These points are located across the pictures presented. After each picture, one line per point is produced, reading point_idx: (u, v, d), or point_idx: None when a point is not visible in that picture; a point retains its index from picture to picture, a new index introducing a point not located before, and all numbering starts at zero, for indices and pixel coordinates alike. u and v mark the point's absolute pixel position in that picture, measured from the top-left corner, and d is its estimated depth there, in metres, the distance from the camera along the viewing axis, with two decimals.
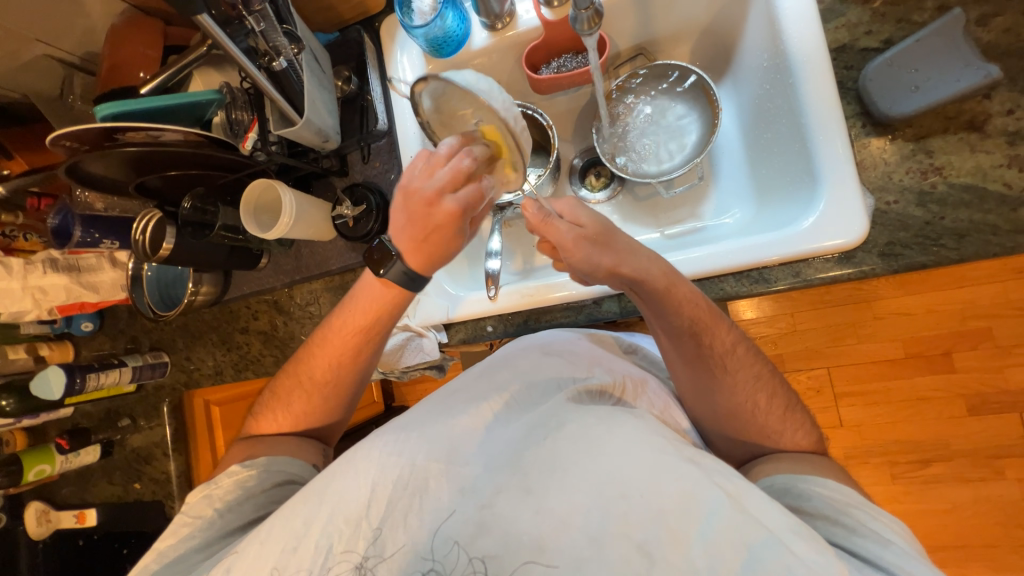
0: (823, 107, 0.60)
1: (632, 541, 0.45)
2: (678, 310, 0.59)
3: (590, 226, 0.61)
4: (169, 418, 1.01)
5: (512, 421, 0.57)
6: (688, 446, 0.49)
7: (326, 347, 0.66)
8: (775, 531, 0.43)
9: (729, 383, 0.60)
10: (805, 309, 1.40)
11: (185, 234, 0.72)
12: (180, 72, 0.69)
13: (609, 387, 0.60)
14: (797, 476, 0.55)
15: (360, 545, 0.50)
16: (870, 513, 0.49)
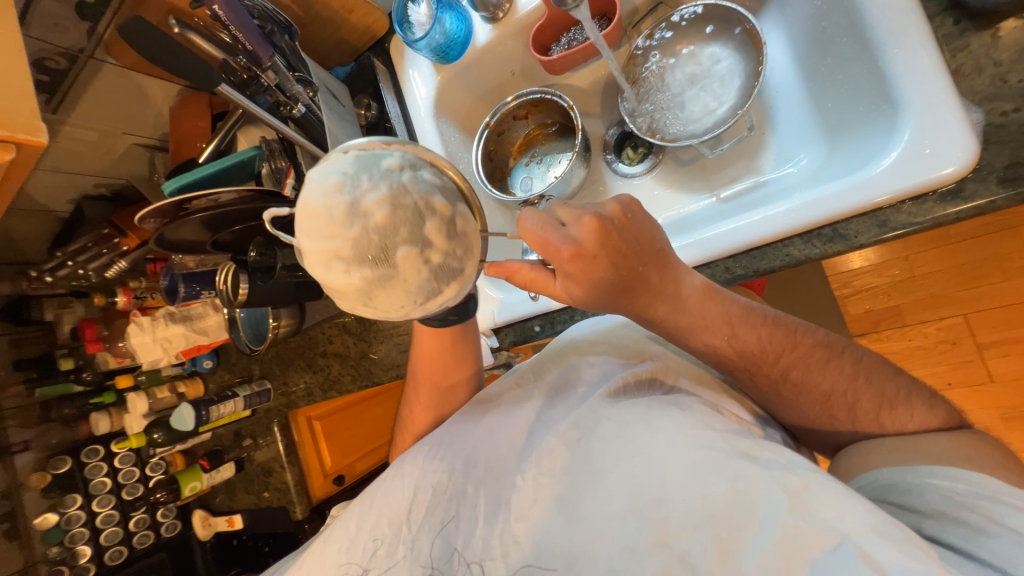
0: (891, 16, 0.48)
1: (675, 550, 0.44)
2: (733, 317, 0.52)
3: (581, 284, 0.48)
4: (281, 435, 1.16)
5: (556, 420, 0.55)
6: (746, 440, 0.46)
7: (421, 387, 0.69)
8: (849, 533, 0.38)
9: (818, 360, 0.52)
10: (921, 249, 1.17)
11: (256, 279, 0.80)
12: (228, 134, 0.77)
13: (654, 373, 0.55)
14: (911, 467, 0.47)
15: (399, 551, 0.53)
16: (1002, 499, 0.42)
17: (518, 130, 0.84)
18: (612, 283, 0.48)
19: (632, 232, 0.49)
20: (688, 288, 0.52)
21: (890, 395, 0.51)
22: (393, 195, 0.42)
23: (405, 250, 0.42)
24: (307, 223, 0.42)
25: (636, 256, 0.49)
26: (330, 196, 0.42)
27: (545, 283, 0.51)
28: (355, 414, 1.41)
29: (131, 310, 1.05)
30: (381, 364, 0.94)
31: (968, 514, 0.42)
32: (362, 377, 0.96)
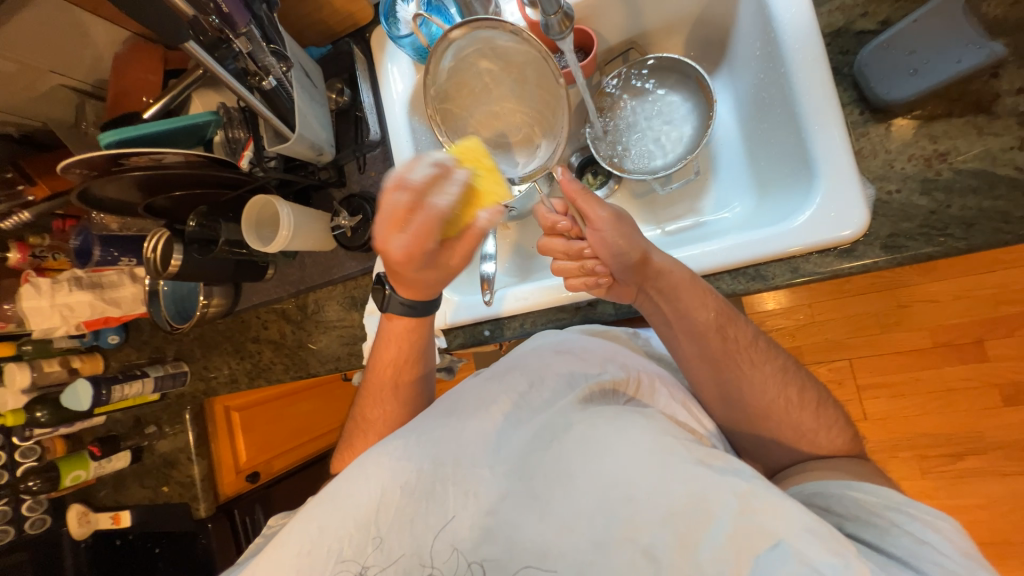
0: (815, 96, 0.58)
1: (640, 544, 0.46)
2: (698, 310, 0.59)
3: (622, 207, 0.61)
4: (192, 425, 1.06)
5: (523, 420, 0.56)
6: (702, 448, 0.48)
7: (377, 387, 0.71)
8: (784, 535, 0.41)
9: (750, 379, 0.60)
10: (823, 299, 1.31)
11: (192, 251, 0.75)
12: (180, 94, 0.71)
13: (616, 382, 0.59)
14: (831, 481, 0.53)
15: (368, 551, 0.52)
16: (907, 512, 0.47)
17: None
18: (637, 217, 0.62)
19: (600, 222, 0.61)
20: (681, 276, 0.59)
21: (789, 413, 0.59)
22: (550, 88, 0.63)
23: (526, 127, 0.66)
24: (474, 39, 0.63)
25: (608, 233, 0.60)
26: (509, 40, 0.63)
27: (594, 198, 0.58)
28: (278, 407, 1.33)
29: (24, 270, 0.92)
30: (319, 356, 0.89)
31: (875, 518, 0.47)
32: (296, 368, 0.91)
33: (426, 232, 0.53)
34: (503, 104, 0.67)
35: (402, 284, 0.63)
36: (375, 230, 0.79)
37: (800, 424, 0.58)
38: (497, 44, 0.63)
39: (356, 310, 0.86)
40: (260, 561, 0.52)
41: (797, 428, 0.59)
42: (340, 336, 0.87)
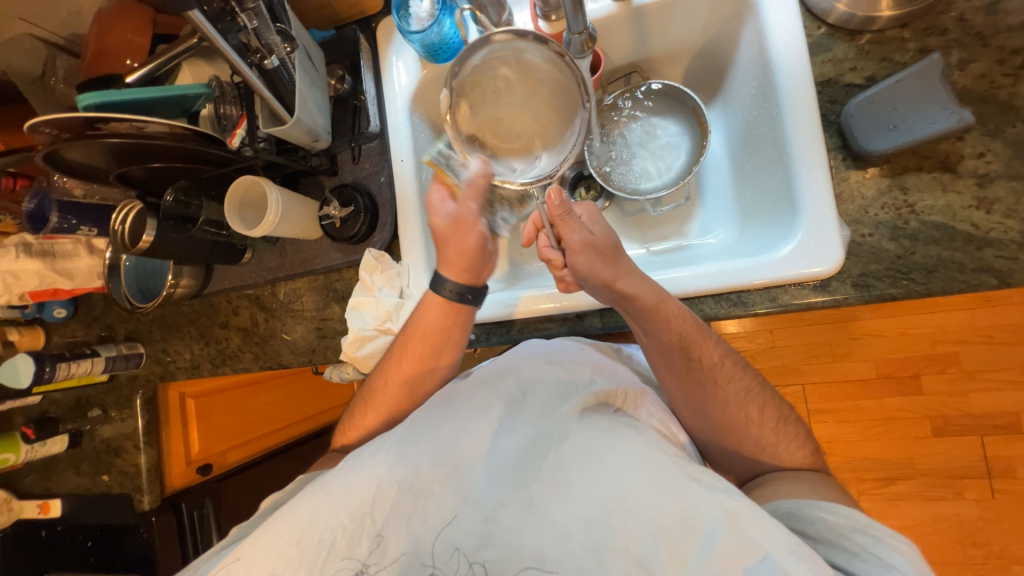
0: (804, 138, 0.61)
1: (632, 554, 0.47)
2: (667, 327, 0.61)
3: (602, 237, 0.65)
4: (142, 411, 0.99)
5: (516, 428, 0.57)
6: (692, 465, 0.50)
7: (404, 354, 0.72)
8: (771, 550, 0.43)
9: (720, 397, 0.62)
10: (782, 325, 1.37)
11: (167, 229, 0.70)
12: (170, 62, 0.67)
13: (608, 394, 0.60)
14: (802, 500, 0.54)
15: (363, 544, 0.53)
16: (871, 533, 0.49)
17: None
18: (612, 245, 0.65)
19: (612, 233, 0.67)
20: (648, 296, 0.61)
21: (745, 428, 0.62)
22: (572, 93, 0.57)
23: (527, 137, 0.58)
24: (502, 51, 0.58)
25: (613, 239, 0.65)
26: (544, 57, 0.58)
27: (570, 225, 0.64)
28: (237, 397, 1.26)
29: None
30: (292, 347, 0.86)
31: (843, 541, 0.49)
32: (266, 359, 0.87)
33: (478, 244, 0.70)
34: (508, 111, 0.58)
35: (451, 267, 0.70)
36: (365, 224, 0.77)
37: (757, 439, 0.62)
38: (526, 57, 0.58)
39: (337, 303, 0.83)
40: (255, 543, 0.53)
41: (751, 442, 0.62)
42: (316, 329, 0.84)
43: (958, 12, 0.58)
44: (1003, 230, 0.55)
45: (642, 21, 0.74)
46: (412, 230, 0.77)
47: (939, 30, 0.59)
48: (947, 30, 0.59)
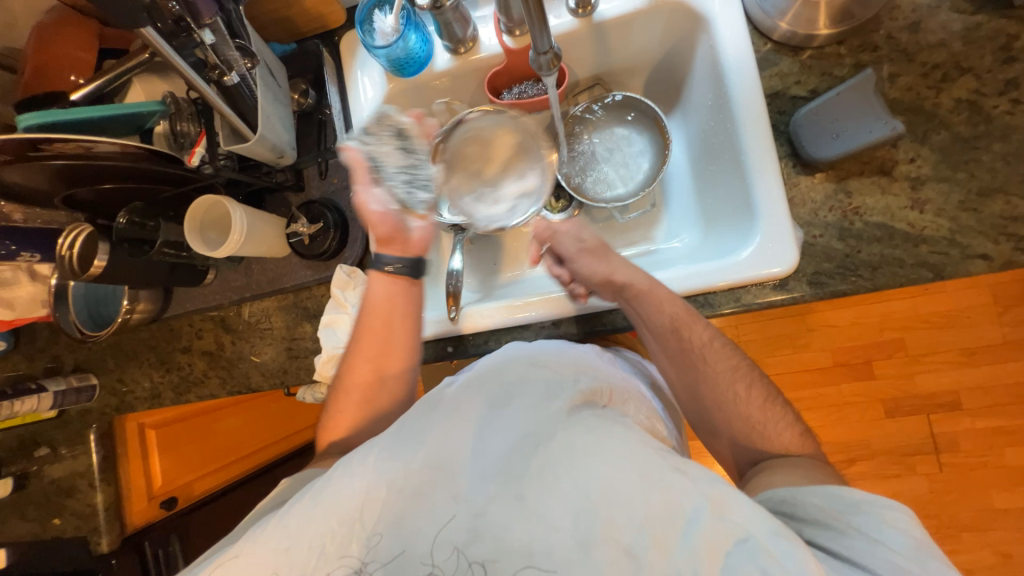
0: (756, 146, 0.65)
1: (620, 544, 0.45)
2: (659, 309, 0.64)
3: (592, 241, 0.75)
4: (97, 446, 0.93)
5: (504, 428, 0.55)
6: (674, 456, 0.50)
7: (366, 338, 0.69)
8: (753, 532, 0.44)
9: (709, 373, 0.64)
10: (747, 321, 1.43)
11: (121, 251, 0.67)
12: (119, 79, 0.64)
13: (591, 390, 0.59)
14: (798, 487, 0.52)
15: (353, 546, 0.50)
16: (863, 509, 0.48)
17: None
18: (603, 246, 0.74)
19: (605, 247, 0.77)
20: (639, 283, 0.67)
21: (737, 404, 0.63)
22: (526, 138, 0.71)
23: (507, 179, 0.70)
24: (466, 130, 0.72)
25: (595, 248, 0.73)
26: (498, 122, 0.71)
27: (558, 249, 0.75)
28: (204, 424, 1.21)
29: None
30: (262, 369, 0.83)
31: (834, 522, 0.48)
32: (234, 383, 0.84)
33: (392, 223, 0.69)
34: (485, 165, 0.70)
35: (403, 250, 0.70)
36: (336, 239, 0.76)
37: (748, 415, 0.62)
38: (483, 128, 0.71)
39: (309, 321, 0.81)
40: (244, 551, 0.52)
41: (741, 421, 0.62)
42: (287, 349, 0.82)
43: (886, 31, 0.64)
44: (935, 228, 0.60)
45: (603, 37, 0.76)
46: None
47: (870, 47, 0.64)
48: (878, 46, 0.64)
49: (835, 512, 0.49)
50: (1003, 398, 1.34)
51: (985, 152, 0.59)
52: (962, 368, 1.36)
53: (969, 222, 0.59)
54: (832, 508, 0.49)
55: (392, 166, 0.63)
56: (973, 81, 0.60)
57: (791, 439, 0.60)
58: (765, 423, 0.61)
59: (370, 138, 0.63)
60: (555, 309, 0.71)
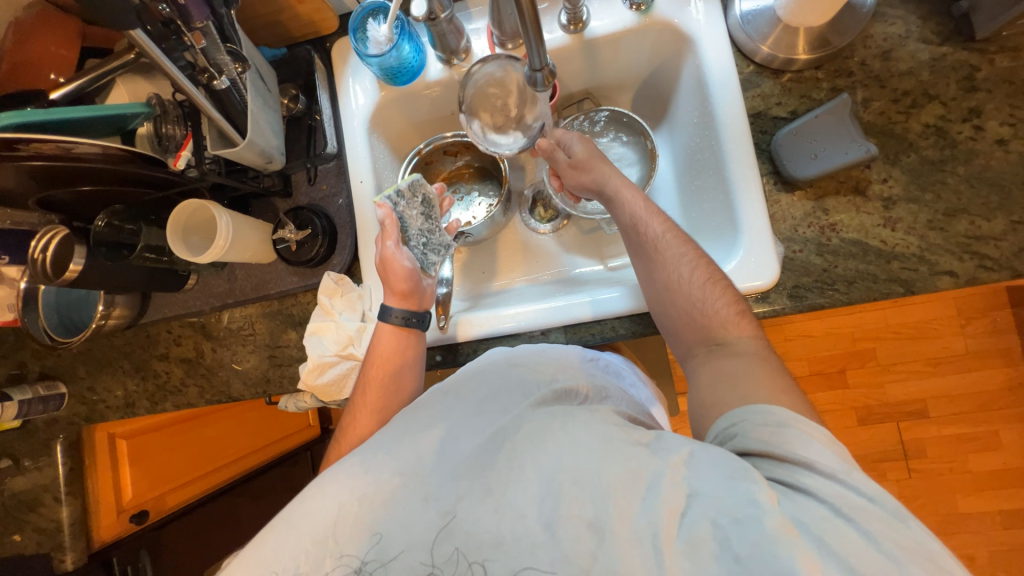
0: (740, 164, 0.67)
1: (583, 519, 0.43)
2: (621, 208, 0.66)
3: (583, 153, 0.69)
4: (64, 458, 0.89)
5: (472, 424, 0.52)
6: (637, 430, 0.48)
7: (367, 389, 0.67)
8: (708, 493, 0.41)
9: (684, 285, 0.59)
10: None
11: (98, 255, 0.65)
12: (102, 78, 0.62)
13: (564, 389, 0.55)
14: (751, 407, 0.48)
15: (325, 564, 0.47)
16: (797, 429, 0.44)
17: (445, 164, 0.88)
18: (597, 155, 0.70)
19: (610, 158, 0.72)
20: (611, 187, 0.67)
21: (680, 286, 0.59)
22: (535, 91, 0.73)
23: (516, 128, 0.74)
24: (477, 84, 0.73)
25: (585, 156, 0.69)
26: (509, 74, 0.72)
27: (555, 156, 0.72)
28: (180, 433, 1.17)
29: None
30: (243, 377, 0.81)
31: (783, 451, 0.43)
32: (213, 391, 0.81)
33: (410, 274, 0.68)
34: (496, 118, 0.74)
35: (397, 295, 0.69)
36: (324, 246, 0.75)
37: (689, 296, 0.59)
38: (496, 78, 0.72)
39: (294, 328, 0.79)
40: None
41: (686, 300, 0.59)
42: (270, 357, 0.80)
43: (860, 58, 0.67)
44: (906, 245, 0.63)
45: (593, 53, 0.78)
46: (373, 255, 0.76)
47: (846, 72, 0.68)
48: (852, 72, 0.67)
49: (769, 442, 0.44)
50: (967, 406, 1.40)
51: (951, 175, 0.63)
52: (930, 377, 1.42)
53: (936, 241, 0.62)
54: (764, 438, 0.45)
55: (415, 229, 0.72)
56: (939, 108, 0.64)
57: (731, 315, 0.57)
58: (708, 302, 0.58)
59: (401, 199, 0.71)
60: (543, 319, 0.72)
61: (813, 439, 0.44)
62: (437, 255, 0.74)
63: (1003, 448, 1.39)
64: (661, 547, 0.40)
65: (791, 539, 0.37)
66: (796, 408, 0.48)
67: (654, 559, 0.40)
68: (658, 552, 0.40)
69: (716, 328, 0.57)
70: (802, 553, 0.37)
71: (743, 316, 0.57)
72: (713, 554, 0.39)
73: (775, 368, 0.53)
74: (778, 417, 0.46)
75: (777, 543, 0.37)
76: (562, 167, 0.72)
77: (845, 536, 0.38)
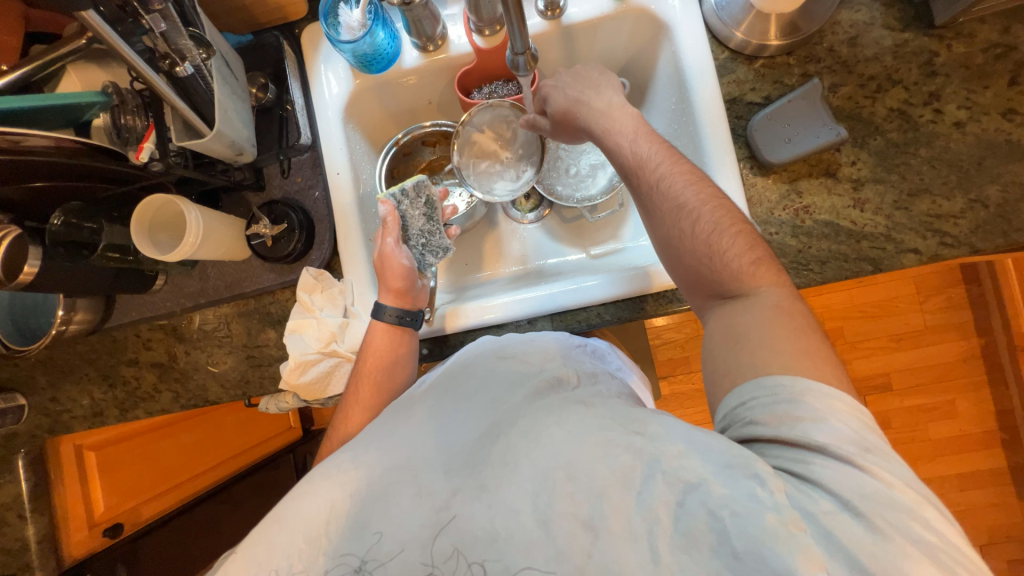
0: (718, 149, 0.69)
1: (578, 518, 0.42)
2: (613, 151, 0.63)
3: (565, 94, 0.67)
4: (26, 473, 0.84)
5: (467, 420, 0.52)
6: (634, 418, 0.46)
7: (358, 387, 0.66)
8: (707, 476, 0.39)
9: (694, 237, 0.56)
10: None
11: (57, 257, 0.62)
12: (50, 66, 0.58)
13: (556, 377, 0.55)
14: (760, 380, 0.45)
15: (320, 563, 0.46)
16: (809, 403, 0.43)
17: (424, 154, 0.87)
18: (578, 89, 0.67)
19: (589, 73, 0.68)
20: (597, 123, 0.64)
21: (683, 244, 0.57)
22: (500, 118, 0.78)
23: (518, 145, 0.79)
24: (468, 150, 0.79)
25: (567, 105, 0.66)
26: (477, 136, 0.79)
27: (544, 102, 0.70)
28: (153, 442, 1.12)
29: None
30: (220, 379, 0.78)
31: (791, 432, 0.42)
32: (189, 396, 0.78)
33: (407, 273, 0.69)
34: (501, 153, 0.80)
35: (389, 292, 0.69)
36: (301, 241, 0.72)
37: (694, 252, 0.56)
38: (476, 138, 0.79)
39: (273, 327, 0.77)
40: None
41: (692, 257, 0.56)
42: (248, 357, 0.77)
43: (828, 44, 0.69)
44: (874, 225, 0.66)
45: (571, 40, 0.78)
46: (354, 249, 0.75)
47: (815, 58, 0.70)
48: (821, 59, 0.69)
49: (781, 424, 0.43)
50: (927, 378, 1.49)
51: (914, 157, 0.66)
52: (893, 353, 1.50)
53: (902, 220, 0.65)
54: (776, 418, 0.43)
55: (415, 229, 0.71)
56: (903, 93, 0.67)
57: (746, 265, 0.53)
58: (718, 255, 0.54)
59: (405, 198, 0.71)
60: (530, 309, 0.72)
61: (827, 415, 0.42)
62: (435, 257, 0.73)
63: (959, 415, 1.48)
64: (656, 542, 0.40)
65: (792, 535, 0.36)
66: (819, 376, 0.44)
67: (650, 555, 0.39)
68: (654, 549, 0.39)
69: (729, 282, 0.54)
70: (804, 550, 0.36)
71: (760, 264, 0.53)
72: (710, 545, 0.38)
73: (804, 327, 0.49)
74: (791, 392, 0.43)
75: (779, 539, 0.36)
76: (548, 130, 0.71)
77: (849, 528, 0.37)
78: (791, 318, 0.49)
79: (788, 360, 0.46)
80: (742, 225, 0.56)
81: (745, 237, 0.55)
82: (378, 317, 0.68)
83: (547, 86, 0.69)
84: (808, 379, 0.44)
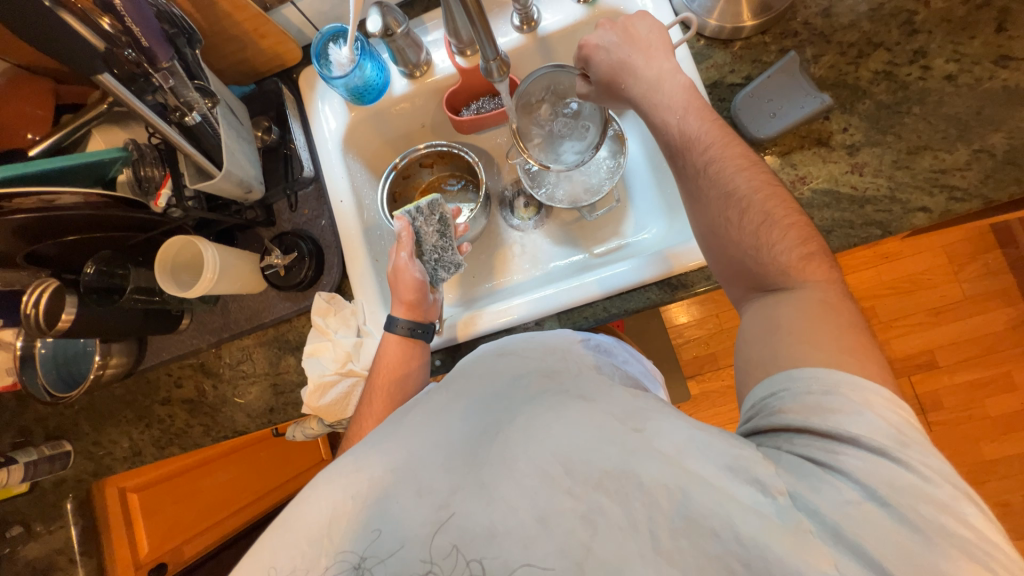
0: None
1: (576, 511, 0.41)
2: (664, 125, 0.60)
3: (614, 58, 0.63)
4: (74, 518, 0.88)
5: (466, 415, 0.50)
6: (634, 414, 0.45)
7: (373, 398, 0.67)
8: (711, 477, 0.39)
9: (740, 227, 0.53)
10: (728, 309, 1.44)
11: (90, 302, 0.67)
12: (76, 130, 0.66)
13: (555, 369, 0.53)
14: (797, 371, 0.43)
15: (321, 563, 0.45)
16: (840, 392, 0.41)
17: (423, 176, 0.90)
18: (622, 49, 0.63)
19: (639, 32, 0.64)
20: (643, 90, 0.62)
21: (728, 232, 0.54)
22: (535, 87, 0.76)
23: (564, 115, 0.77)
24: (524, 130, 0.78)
25: (611, 72, 0.63)
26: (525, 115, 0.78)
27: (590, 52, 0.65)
28: (187, 482, 1.13)
29: None
30: (247, 410, 0.80)
31: (820, 420, 0.40)
32: (218, 429, 0.81)
33: (419, 287, 0.71)
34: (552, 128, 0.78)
35: (400, 306, 0.71)
36: (312, 267, 0.76)
37: (739, 243, 0.53)
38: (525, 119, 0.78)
39: (292, 353, 0.80)
40: None
41: (738, 247, 0.53)
42: (272, 386, 0.80)
43: (802, 18, 0.70)
44: (876, 188, 0.64)
45: (549, 50, 0.81)
46: (361, 268, 0.78)
47: (791, 33, 0.70)
48: (798, 32, 0.70)
49: (811, 414, 0.41)
50: (975, 351, 1.40)
51: (908, 116, 0.65)
52: (933, 328, 1.42)
53: (905, 179, 0.64)
54: (807, 409, 0.41)
55: (429, 244, 0.74)
56: (886, 55, 0.66)
57: (795, 259, 0.50)
58: (765, 249, 0.52)
59: (421, 215, 0.73)
60: (537, 310, 0.73)
61: (862, 408, 0.40)
62: (448, 272, 0.75)
63: (1019, 387, 1.38)
64: (656, 528, 0.39)
65: (797, 532, 0.36)
66: (862, 374, 0.42)
67: (650, 542, 0.39)
68: (653, 533, 0.39)
69: (775, 275, 0.51)
70: (813, 549, 0.36)
71: (811, 260, 0.50)
72: (711, 533, 0.38)
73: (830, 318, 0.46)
74: (824, 382, 0.41)
75: (778, 535, 0.36)
76: (592, 95, 0.68)
77: (874, 519, 0.36)
78: (838, 316, 0.46)
79: (790, 342, 0.46)
80: (796, 215, 0.53)
81: (798, 230, 0.52)
82: (392, 332, 0.70)
83: (590, 46, 0.65)
84: (846, 373, 0.42)
